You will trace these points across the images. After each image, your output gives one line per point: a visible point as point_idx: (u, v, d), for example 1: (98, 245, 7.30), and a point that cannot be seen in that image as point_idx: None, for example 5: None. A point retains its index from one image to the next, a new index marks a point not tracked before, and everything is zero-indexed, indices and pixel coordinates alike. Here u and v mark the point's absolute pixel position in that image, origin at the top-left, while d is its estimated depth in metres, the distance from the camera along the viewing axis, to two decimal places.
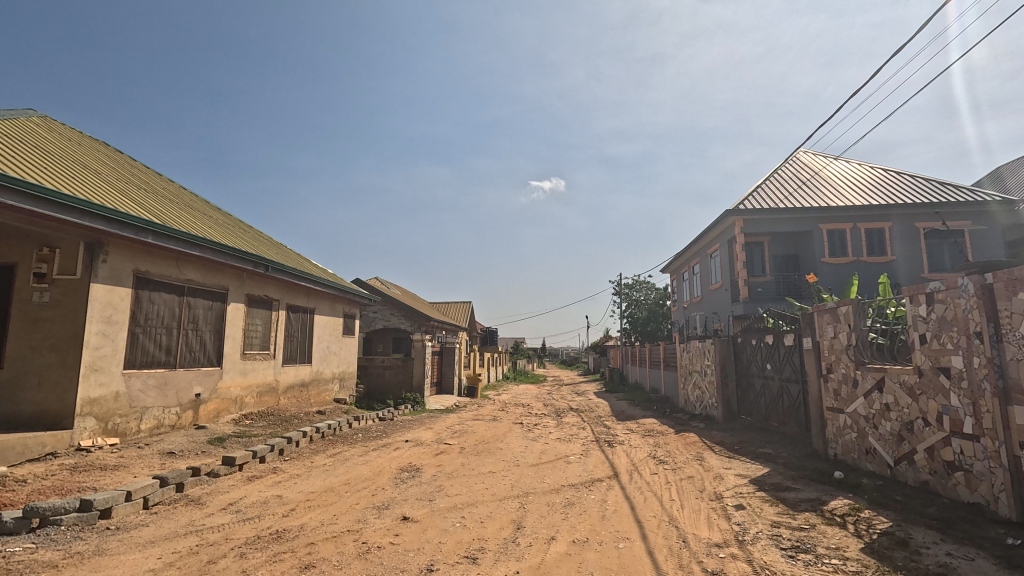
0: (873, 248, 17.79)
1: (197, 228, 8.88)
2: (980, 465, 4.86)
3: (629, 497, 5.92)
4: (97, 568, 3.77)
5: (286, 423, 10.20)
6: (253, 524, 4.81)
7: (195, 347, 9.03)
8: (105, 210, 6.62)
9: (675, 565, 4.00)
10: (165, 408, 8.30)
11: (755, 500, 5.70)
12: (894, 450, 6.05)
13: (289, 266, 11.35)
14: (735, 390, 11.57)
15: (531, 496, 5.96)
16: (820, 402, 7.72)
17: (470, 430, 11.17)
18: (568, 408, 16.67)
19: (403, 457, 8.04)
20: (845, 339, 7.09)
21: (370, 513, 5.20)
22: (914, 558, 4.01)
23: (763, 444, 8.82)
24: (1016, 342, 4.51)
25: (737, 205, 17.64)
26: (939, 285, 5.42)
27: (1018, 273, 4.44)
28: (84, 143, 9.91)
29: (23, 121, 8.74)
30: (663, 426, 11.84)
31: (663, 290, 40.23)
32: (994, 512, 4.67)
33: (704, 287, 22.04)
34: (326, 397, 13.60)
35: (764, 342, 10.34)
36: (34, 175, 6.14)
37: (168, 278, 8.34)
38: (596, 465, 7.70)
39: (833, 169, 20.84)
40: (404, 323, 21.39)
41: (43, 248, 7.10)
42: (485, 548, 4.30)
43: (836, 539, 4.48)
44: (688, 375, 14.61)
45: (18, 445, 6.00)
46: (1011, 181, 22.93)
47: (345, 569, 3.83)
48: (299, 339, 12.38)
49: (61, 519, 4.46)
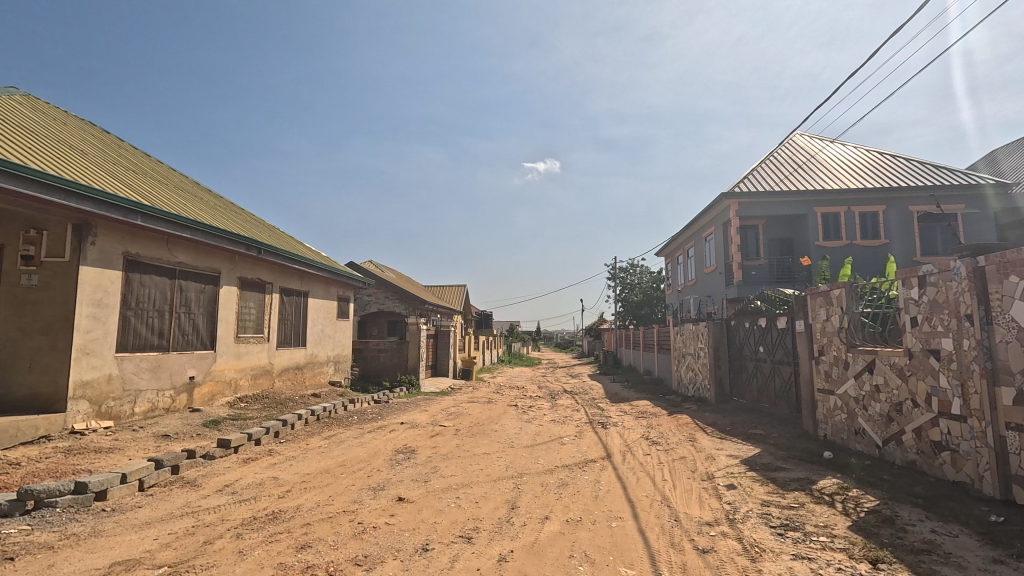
0: (867, 231, 17.88)
1: (186, 210, 8.73)
2: (966, 444, 4.94)
3: (621, 478, 6.00)
4: (94, 549, 3.80)
5: (281, 407, 10.24)
6: (249, 505, 4.83)
7: (187, 330, 8.97)
8: (91, 190, 6.47)
9: (666, 543, 4.07)
10: (159, 391, 8.27)
11: (745, 480, 5.78)
12: (882, 430, 6.16)
13: (282, 249, 11.24)
14: (727, 372, 11.71)
15: (526, 476, 6.03)
16: (811, 384, 7.81)
17: (464, 411, 11.24)
18: (562, 390, 16.70)
19: (398, 439, 8.08)
20: (837, 322, 7.16)
21: (366, 494, 5.24)
22: (900, 535, 4.10)
23: (755, 425, 8.95)
24: (1005, 325, 4.56)
25: (732, 188, 17.58)
26: (931, 268, 5.44)
27: (1012, 256, 4.45)
28: (68, 122, 9.65)
29: (5, 99, 8.49)
30: (656, 408, 11.97)
31: (657, 273, 40.28)
32: (978, 490, 4.78)
33: (698, 270, 22.04)
34: (320, 380, 13.63)
35: (757, 325, 10.39)
36: (17, 155, 5.96)
37: (158, 261, 8.23)
38: (589, 447, 7.77)
39: (830, 151, 20.79)
40: (399, 306, 21.32)
41: (30, 231, 7.02)
42: (480, 528, 4.35)
43: (824, 518, 4.56)
44: (682, 358, 14.67)
45: (11, 428, 5.98)
46: (1005, 164, 22.95)
47: (342, 548, 3.88)
48: (292, 322, 12.32)
49: (56, 501, 4.46)
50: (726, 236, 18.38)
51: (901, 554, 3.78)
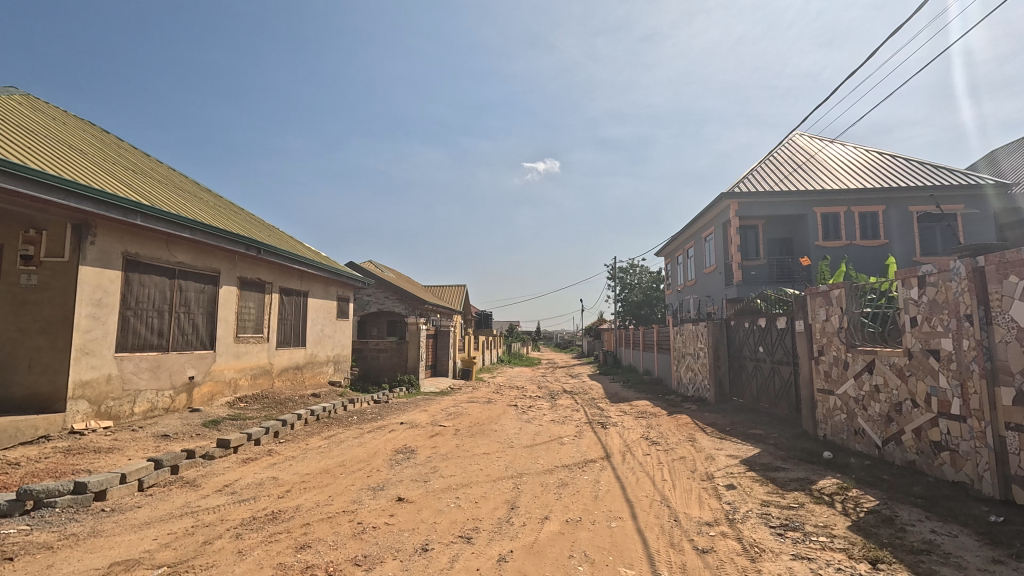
0: (867, 231, 17.88)
1: (186, 210, 8.73)
2: (966, 445, 4.94)
3: (621, 478, 6.00)
4: (94, 549, 3.80)
5: (280, 406, 10.24)
6: (248, 505, 4.83)
7: (187, 330, 8.97)
8: (91, 189, 6.46)
9: (665, 543, 4.07)
10: (159, 390, 8.26)
11: (745, 480, 5.79)
12: (881, 430, 6.17)
13: (282, 249, 11.24)
14: (727, 372, 11.71)
15: (525, 476, 6.03)
16: (810, 384, 7.81)
17: (463, 411, 11.24)
18: (562, 390, 16.67)
19: (398, 439, 8.08)
20: (837, 322, 7.17)
21: (366, 494, 5.24)
22: (899, 535, 4.10)
23: (754, 425, 8.95)
24: (1005, 325, 4.56)
25: (732, 188, 17.58)
26: (931, 268, 5.44)
27: (1011, 256, 4.45)
28: (68, 122, 9.65)
29: (5, 99, 8.49)
30: (656, 408, 11.96)
31: (657, 273, 40.26)
32: (978, 490, 4.78)
33: (698, 270, 22.05)
34: (320, 379, 13.63)
35: (757, 324, 10.40)
36: (16, 155, 5.96)
37: (157, 261, 8.22)
38: (588, 447, 7.77)
39: (830, 151, 20.79)
40: (399, 306, 21.32)
41: (30, 231, 7.03)
42: (479, 528, 4.35)
43: (824, 518, 4.56)
44: (682, 357, 14.67)
45: (10, 428, 5.97)
46: (1005, 164, 22.95)
47: (341, 549, 3.88)
48: (291, 322, 12.32)
49: (55, 501, 4.46)
50: (725, 236, 18.38)
51: (900, 554, 3.78)
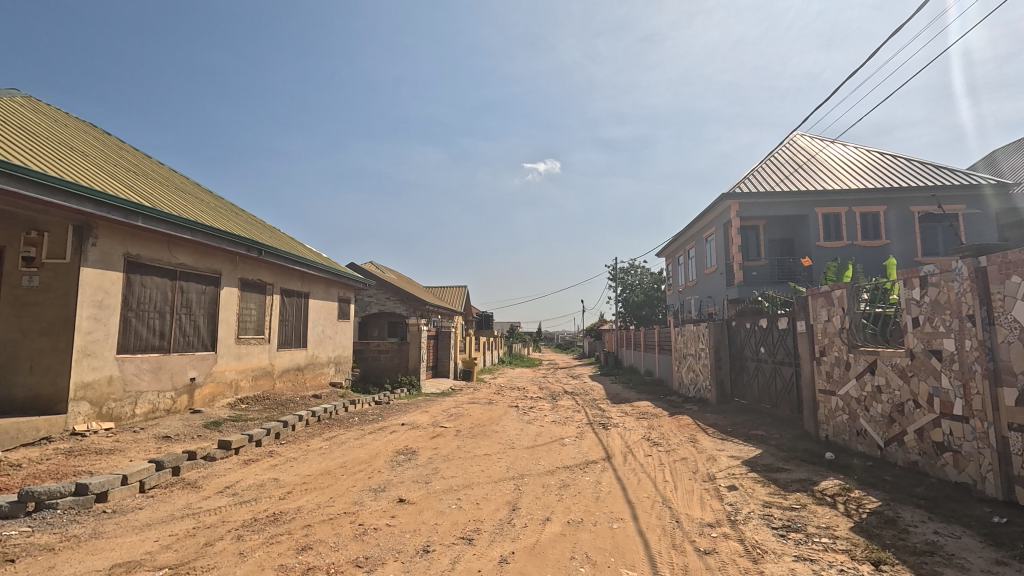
0: (868, 232, 17.87)
1: (187, 212, 8.75)
2: (968, 445, 4.93)
3: (622, 479, 5.99)
4: (95, 551, 3.79)
5: (282, 408, 10.25)
6: (249, 506, 4.83)
7: (188, 331, 8.97)
8: (92, 191, 6.48)
9: (667, 544, 4.07)
10: (160, 391, 8.27)
11: (747, 481, 5.77)
12: (884, 431, 6.15)
13: (283, 250, 11.24)
14: (728, 373, 11.71)
15: (527, 478, 6.02)
16: (812, 384, 7.80)
17: (465, 412, 11.25)
18: (562, 391, 16.70)
19: (399, 440, 8.09)
20: (838, 322, 7.16)
21: (366, 495, 5.23)
22: (902, 536, 4.08)
23: (755, 425, 8.96)
24: (1007, 325, 4.55)
25: (733, 189, 17.57)
26: (933, 268, 5.43)
27: (1013, 256, 4.43)
28: (69, 124, 9.68)
29: (7, 101, 8.54)
30: (657, 409, 11.95)
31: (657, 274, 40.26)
32: (981, 491, 4.76)
33: (699, 271, 22.05)
34: (321, 380, 13.65)
35: (758, 325, 10.38)
36: (19, 157, 5.99)
37: (159, 262, 8.23)
38: (590, 448, 7.76)
39: (831, 152, 20.77)
40: (400, 307, 21.35)
41: (31, 232, 7.04)
42: (481, 529, 4.34)
43: (826, 518, 4.55)
44: (682, 358, 14.67)
45: (11, 429, 5.98)
46: (1005, 164, 22.94)
47: (343, 550, 3.87)
48: (292, 323, 12.32)
49: (56, 503, 4.46)
50: (727, 237, 18.36)
51: (903, 555, 3.76)
